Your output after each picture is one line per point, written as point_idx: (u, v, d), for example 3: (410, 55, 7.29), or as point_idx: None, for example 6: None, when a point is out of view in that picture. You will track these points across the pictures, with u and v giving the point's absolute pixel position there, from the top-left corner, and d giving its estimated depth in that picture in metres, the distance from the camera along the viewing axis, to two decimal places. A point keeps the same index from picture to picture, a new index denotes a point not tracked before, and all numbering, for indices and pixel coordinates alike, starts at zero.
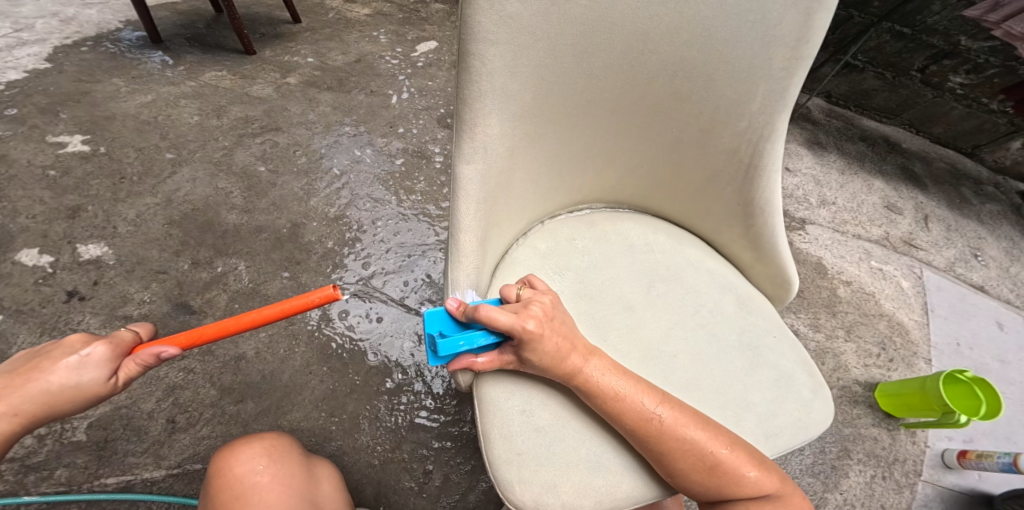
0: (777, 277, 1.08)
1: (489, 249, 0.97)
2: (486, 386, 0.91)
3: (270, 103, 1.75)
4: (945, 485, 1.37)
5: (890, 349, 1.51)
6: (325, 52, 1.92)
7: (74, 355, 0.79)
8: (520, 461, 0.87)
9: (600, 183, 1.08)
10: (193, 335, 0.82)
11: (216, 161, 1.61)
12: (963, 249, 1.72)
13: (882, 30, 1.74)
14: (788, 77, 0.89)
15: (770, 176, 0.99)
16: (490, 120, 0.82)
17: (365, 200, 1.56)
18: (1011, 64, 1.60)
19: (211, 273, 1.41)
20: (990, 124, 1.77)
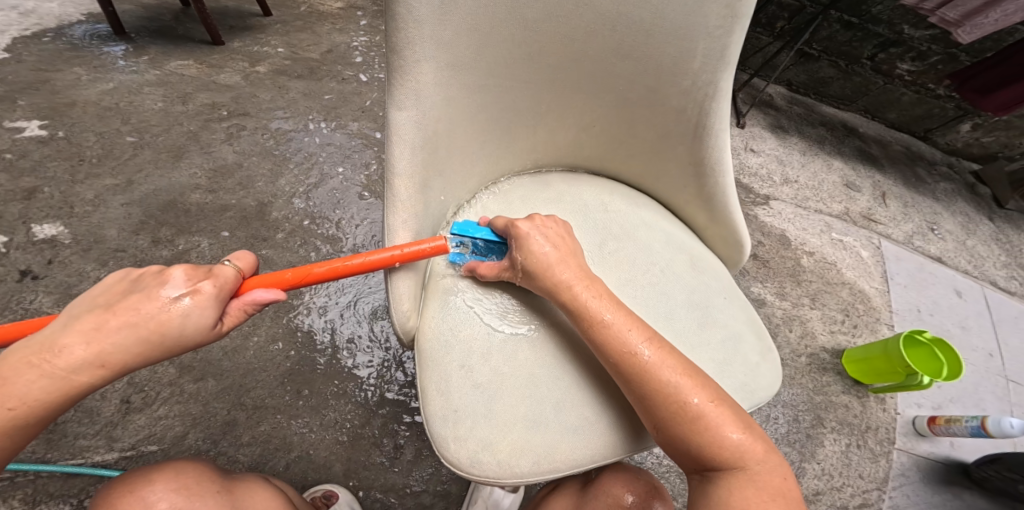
0: (729, 239, 0.98)
1: (434, 205, 0.87)
2: (425, 340, 0.86)
3: (238, 90, 1.73)
4: (920, 453, 1.40)
5: (853, 316, 1.55)
6: (297, 43, 1.92)
7: (174, 293, 0.67)
8: (455, 418, 0.80)
9: (552, 146, 0.98)
10: (301, 273, 0.75)
11: (181, 144, 1.58)
12: (920, 223, 1.79)
13: (833, 20, 1.79)
14: (727, 35, 0.80)
15: (720, 136, 0.88)
16: (422, 66, 0.73)
17: (335, 179, 1.54)
18: (953, 51, 1.69)
19: (172, 250, 1.36)
20: (938, 109, 1.89)
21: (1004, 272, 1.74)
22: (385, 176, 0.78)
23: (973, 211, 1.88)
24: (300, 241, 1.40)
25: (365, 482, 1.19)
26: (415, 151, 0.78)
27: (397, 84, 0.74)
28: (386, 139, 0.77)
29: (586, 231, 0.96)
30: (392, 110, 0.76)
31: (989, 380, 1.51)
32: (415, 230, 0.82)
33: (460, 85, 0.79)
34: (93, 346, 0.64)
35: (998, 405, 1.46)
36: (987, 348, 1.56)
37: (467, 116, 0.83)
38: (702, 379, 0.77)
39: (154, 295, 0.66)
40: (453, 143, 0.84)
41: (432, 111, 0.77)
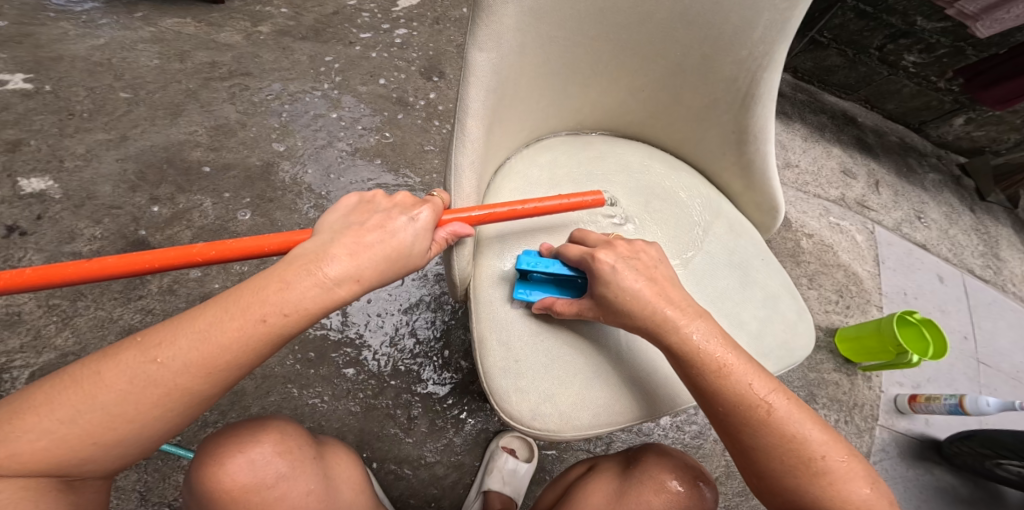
0: (763, 203, 0.99)
1: (489, 155, 0.85)
2: (481, 289, 0.85)
3: (239, 50, 1.68)
4: (898, 430, 1.44)
5: (846, 297, 1.59)
6: (300, 3, 1.86)
7: (405, 217, 0.71)
8: (517, 370, 0.81)
9: (599, 108, 0.97)
10: (485, 214, 0.78)
11: (179, 102, 1.53)
12: (909, 212, 1.87)
13: (848, 9, 1.83)
14: (792, 8, 0.80)
15: (767, 107, 0.89)
16: (506, 8, 0.70)
17: (343, 141, 1.56)
18: (960, 45, 1.75)
19: (172, 209, 1.36)
20: (935, 102, 1.95)
21: (982, 260, 1.83)
22: (455, 116, 0.76)
23: (957, 202, 1.98)
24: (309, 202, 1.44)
25: (378, 453, 1.18)
26: (487, 95, 0.76)
27: (479, 22, 0.71)
28: (460, 79, 0.74)
29: (631, 191, 0.96)
30: (470, 49, 0.73)
31: (963, 362, 1.56)
32: (477, 175, 0.80)
33: (535, 33, 0.76)
34: (355, 258, 0.66)
35: (967, 385, 1.53)
36: (963, 330, 1.62)
37: (534, 66, 0.80)
38: (814, 418, 0.72)
39: (392, 219, 0.71)
40: (517, 94, 0.82)
41: (507, 56, 0.75)
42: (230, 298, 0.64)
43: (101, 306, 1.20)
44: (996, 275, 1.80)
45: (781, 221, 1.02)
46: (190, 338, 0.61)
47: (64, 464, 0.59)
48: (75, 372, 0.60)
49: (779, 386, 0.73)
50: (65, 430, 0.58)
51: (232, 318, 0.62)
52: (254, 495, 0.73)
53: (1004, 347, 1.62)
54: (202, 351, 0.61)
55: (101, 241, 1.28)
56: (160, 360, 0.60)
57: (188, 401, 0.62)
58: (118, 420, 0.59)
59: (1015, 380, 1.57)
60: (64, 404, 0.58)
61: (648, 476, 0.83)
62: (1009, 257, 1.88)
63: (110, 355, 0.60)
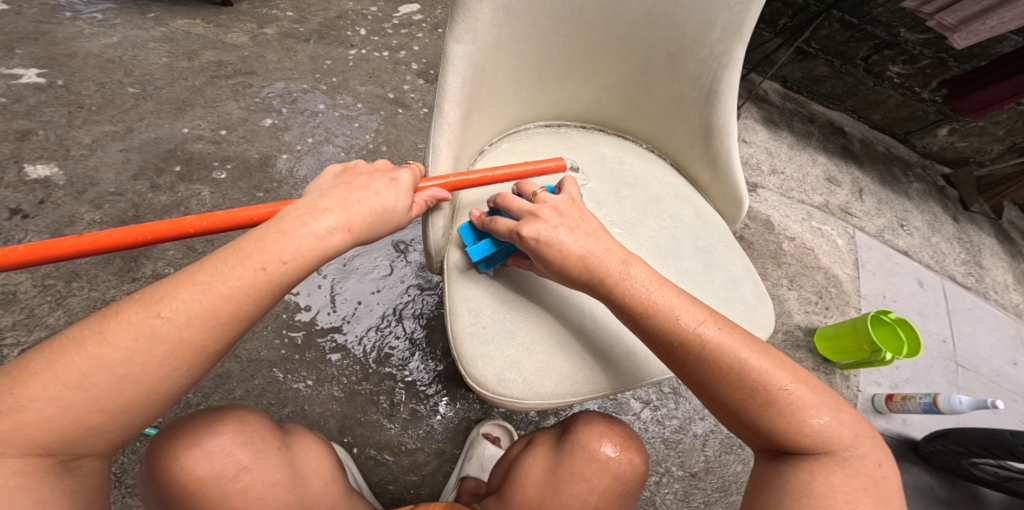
0: (729, 195, 1.06)
1: (468, 140, 0.92)
2: (454, 259, 0.91)
3: (245, 50, 1.75)
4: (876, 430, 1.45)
5: (826, 298, 1.62)
6: (306, 7, 1.93)
7: (386, 179, 0.78)
8: (484, 336, 0.86)
9: (576, 102, 1.04)
10: (461, 180, 0.84)
11: (185, 98, 1.59)
12: (891, 219, 1.91)
13: (833, 20, 1.89)
14: (746, 11, 0.87)
15: (730, 102, 0.96)
16: (482, 5, 0.77)
17: (340, 138, 1.62)
18: (942, 56, 1.81)
19: (171, 197, 1.41)
20: (921, 112, 2.01)
21: (964, 268, 1.86)
22: (434, 101, 0.82)
23: (941, 211, 2.02)
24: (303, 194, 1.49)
25: (359, 438, 1.21)
26: (464, 84, 0.82)
27: (458, 15, 0.77)
28: (441, 69, 0.80)
29: (603, 177, 1.01)
30: (449, 42, 0.79)
31: (941, 364, 1.59)
32: (454, 155, 0.86)
33: (512, 29, 0.83)
34: (348, 212, 0.73)
35: (945, 386, 1.55)
36: (941, 334, 1.64)
37: (511, 60, 0.87)
38: (778, 357, 0.75)
39: (376, 181, 0.77)
40: (494, 85, 0.89)
41: (484, 49, 0.81)
42: (225, 254, 0.68)
43: (96, 287, 1.25)
44: (978, 282, 1.84)
45: (747, 212, 1.09)
46: (190, 292, 0.65)
47: (72, 434, 0.62)
48: (76, 335, 0.63)
49: (735, 331, 0.76)
50: (70, 396, 0.61)
51: (233, 268, 0.67)
52: (213, 485, 0.75)
53: (983, 351, 1.65)
54: (204, 303, 0.65)
55: (100, 225, 1.33)
56: (163, 315, 0.64)
57: (192, 355, 0.65)
58: (124, 382, 0.63)
59: (993, 383, 1.59)
60: (69, 369, 0.61)
61: (582, 447, 0.89)
62: (992, 265, 1.92)
63: (109, 316, 0.64)
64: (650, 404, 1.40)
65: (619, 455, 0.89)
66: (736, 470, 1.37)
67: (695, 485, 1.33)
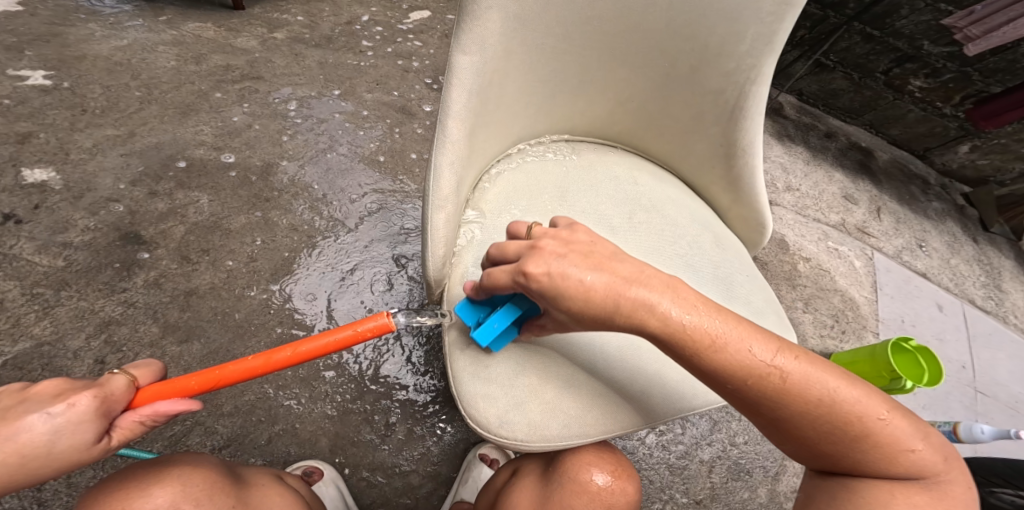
0: (751, 219, 1.04)
1: (473, 157, 0.88)
2: (457, 287, 0.88)
3: (254, 55, 1.73)
4: None
5: (842, 321, 1.56)
6: (317, 13, 1.91)
7: (45, 411, 0.57)
8: (486, 376, 0.83)
9: (589, 117, 1.01)
10: (210, 377, 0.68)
11: (190, 102, 1.57)
12: (910, 239, 1.85)
13: (854, 32, 1.88)
14: (778, 22, 0.84)
15: (755, 120, 0.93)
16: (492, 13, 0.72)
17: (345, 146, 1.59)
18: (967, 70, 1.77)
19: (169, 204, 1.38)
20: (941, 128, 1.96)
21: (983, 291, 1.80)
22: (437, 116, 0.78)
23: (960, 231, 1.96)
24: (302, 203, 1.45)
25: (352, 459, 1.17)
26: (471, 98, 0.78)
27: (465, 24, 0.73)
28: (445, 81, 0.76)
29: (617, 199, 0.98)
30: (455, 52, 0.75)
31: (960, 390, 1.52)
32: (457, 174, 0.83)
33: (524, 39, 0.79)
34: (61, 402, 0.58)
35: (964, 412, 1.47)
36: (961, 360, 1.58)
37: (520, 73, 0.83)
38: (818, 359, 0.70)
39: (64, 412, 0.57)
40: (503, 99, 0.85)
41: (493, 59, 0.77)
42: None
43: (86, 297, 1.21)
44: (998, 306, 1.77)
45: (769, 236, 1.06)
46: None
47: None
48: None
49: (811, 356, 0.70)
50: None
51: None
52: None
53: (1004, 377, 1.58)
54: None
55: (93, 232, 1.30)
56: None
57: None
58: None
59: (1013, 409, 1.52)
60: None
61: (571, 479, 0.86)
62: (1012, 289, 1.85)
63: None
64: (657, 428, 1.34)
65: (609, 484, 0.86)
66: (744, 498, 1.31)
67: None
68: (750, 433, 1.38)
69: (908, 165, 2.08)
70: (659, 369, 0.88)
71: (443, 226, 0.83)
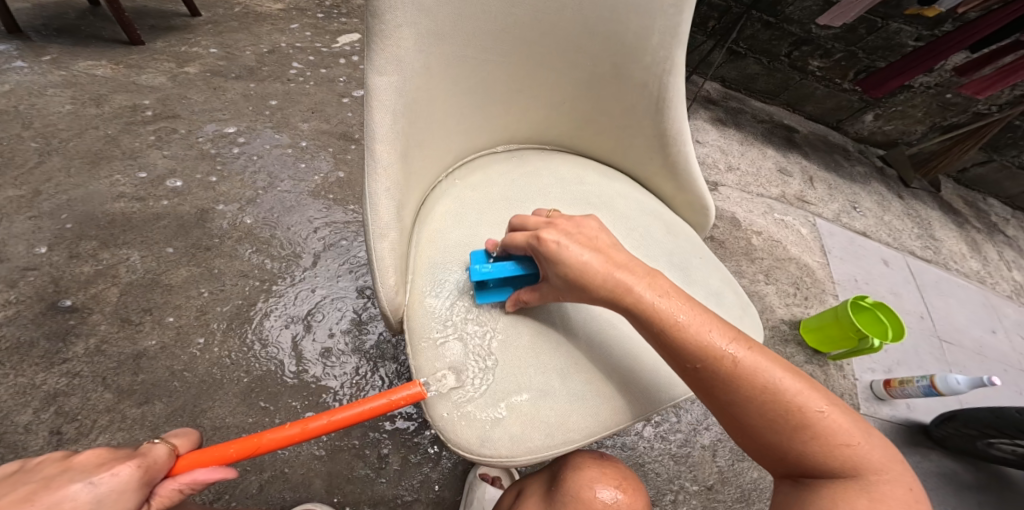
0: (694, 203, 1.04)
1: (413, 181, 0.86)
2: (416, 315, 0.85)
3: (164, 92, 1.63)
4: (883, 417, 1.40)
5: (803, 288, 1.63)
6: (232, 43, 1.87)
7: (87, 481, 0.57)
8: (458, 397, 0.80)
9: (525, 128, 1.01)
10: (248, 445, 0.67)
11: (98, 150, 1.43)
12: (844, 203, 1.97)
13: (754, 20, 2.02)
14: (679, 14, 0.87)
15: (680, 108, 0.95)
16: (400, 30, 0.73)
17: (287, 182, 1.49)
18: (852, 49, 1.97)
19: (96, 266, 1.24)
20: (846, 102, 2.16)
21: (920, 242, 1.94)
22: (365, 142, 0.77)
23: (885, 190, 2.11)
24: (249, 246, 1.35)
25: (350, 498, 1.08)
26: (395, 119, 0.77)
27: (374, 47, 0.73)
28: (365, 104, 0.75)
29: (565, 202, 0.98)
30: (370, 73, 0.75)
31: (926, 342, 1.60)
32: (397, 200, 0.81)
33: (440, 52, 0.79)
34: (106, 470, 0.59)
35: (937, 364, 1.55)
36: (919, 311, 1.68)
37: (443, 87, 0.83)
38: (761, 349, 0.74)
39: (105, 479, 0.58)
40: (433, 117, 0.84)
41: (411, 77, 0.77)
42: None
43: (23, 373, 1.09)
44: (936, 254, 1.91)
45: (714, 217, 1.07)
46: None
47: None
48: None
49: (762, 350, 0.74)
50: None
51: None
52: None
53: (961, 324, 1.68)
54: None
55: (15, 305, 1.16)
56: None
57: None
58: None
59: (980, 355, 1.62)
60: None
61: (578, 497, 0.82)
62: (943, 236, 2.01)
63: None
64: (653, 420, 1.34)
65: (618, 498, 0.83)
66: (754, 477, 1.32)
67: (714, 499, 1.27)
68: None
69: (828, 137, 2.24)
70: (635, 368, 0.86)
71: (390, 255, 0.79)
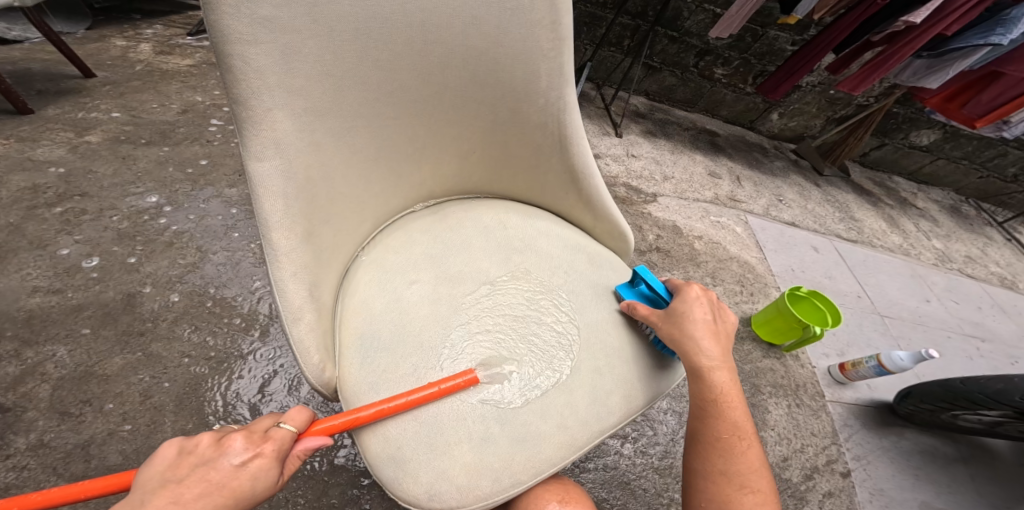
0: (613, 232, 1.10)
1: (326, 255, 0.89)
2: (348, 387, 0.88)
3: (68, 166, 1.52)
4: (848, 401, 1.49)
5: (747, 285, 1.71)
6: (136, 105, 1.82)
7: (236, 465, 0.69)
8: (400, 457, 0.82)
9: (439, 178, 1.04)
10: (350, 420, 0.81)
11: (2, 243, 1.31)
12: (770, 198, 2.10)
13: (661, 36, 2.14)
14: (559, 55, 0.93)
15: (579, 143, 1.01)
16: (274, 115, 0.77)
17: (221, 254, 1.42)
18: (745, 56, 2.16)
19: (21, 365, 1.14)
20: (752, 104, 2.35)
21: (843, 224, 2.09)
22: (263, 231, 0.81)
23: (804, 180, 2.27)
24: (189, 326, 1.27)
25: None
26: (288, 200, 0.81)
27: (251, 136, 0.77)
28: (253, 194, 0.80)
29: (488, 248, 1.01)
30: (252, 162, 0.79)
31: (869, 319, 1.71)
32: (307, 282, 0.85)
33: (326, 129, 0.83)
34: (253, 452, 0.71)
35: (884, 340, 1.67)
36: (855, 291, 1.80)
37: (338, 159, 0.86)
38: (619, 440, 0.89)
39: (248, 464, 0.70)
40: (333, 190, 0.88)
41: (297, 157, 0.81)
42: None
43: None
44: (860, 234, 2.07)
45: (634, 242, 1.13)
46: None
47: None
48: None
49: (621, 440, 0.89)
50: None
51: None
52: None
53: (894, 297, 1.82)
54: None
55: None
56: None
57: None
58: None
59: (920, 324, 1.76)
60: None
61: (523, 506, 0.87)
62: (862, 216, 2.18)
63: None
64: (630, 436, 1.35)
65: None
66: None
67: None
68: None
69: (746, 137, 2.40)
70: (571, 400, 0.90)
71: (308, 336, 0.83)
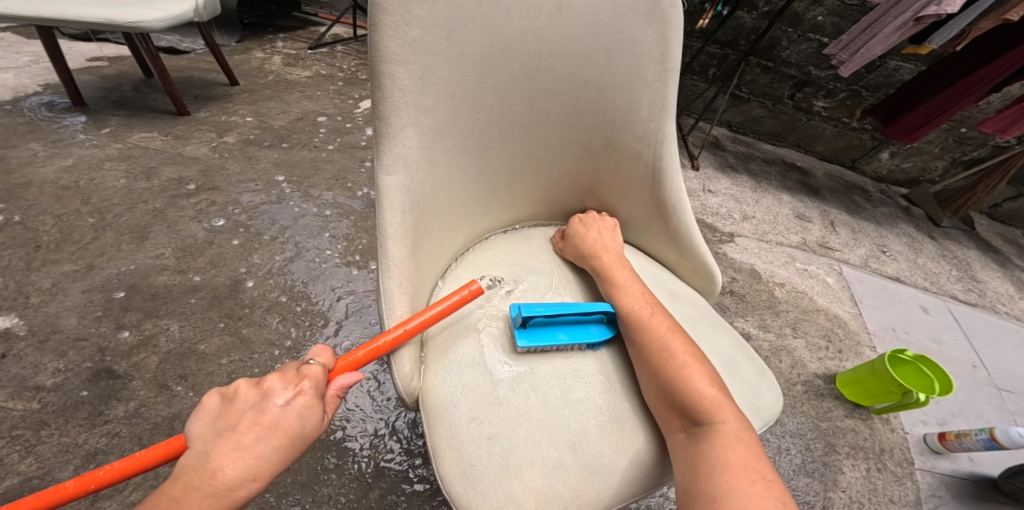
0: (700, 270, 1.08)
1: (423, 267, 0.94)
2: (429, 398, 0.88)
3: (205, 163, 1.78)
4: (943, 472, 1.31)
5: (835, 341, 1.56)
6: (264, 111, 2.07)
7: (279, 402, 0.73)
8: (472, 474, 0.81)
9: (529, 201, 1.08)
10: (369, 350, 0.83)
11: (145, 223, 1.55)
12: (871, 247, 1.91)
13: (753, 66, 2.13)
14: (663, 88, 0.95)
15: (673, 177, 1.01)
16: (407, 132, 0.83)
17: (312, 252, 1.57)
18: (855, 88, 2.04)
19: (139, 335, 1.33)
20: (857, 140, 2.20)
21: (961, 285, 1.84)
22: (378, 240, 0.86)
23: (914, 230, 2.05)
24: (277, 316, 1.42)
25: None
26: (404, 213, 0.87)
27: (385, 150, 0.84)
28: (377, 204, 0.85)
29: (571, 275, 1.03)
30: (382, 174, 0.85)
31: (983, 392, 1.49)
32: (408, 292, 0.89)
33: (445, 148, 0.89)
34: (293, 391, 0.74)
35: (998, 415, 1.44)
36: (970, 360, 1.57)
37: (449, 176, 0.92)
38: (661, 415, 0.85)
39: (289, 399, 0.73)
40: (438, 203, 0.93)
41: (419, 174, 0.87)
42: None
43: (67, 432, 1.17)
44: (982, 297, 1.81)
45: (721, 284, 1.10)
46: None
47: None
48: None
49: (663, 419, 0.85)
50: None
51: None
52: None
53: (1018, 368, 1.57)
54: None
55: (66, 372, 1.24)
56: None
57: None
58: None
59: None
60: None
61: None
62: (986, 277, 1.90)
63: None
64: None
65: None
66: None
67: None
68: (779, 468, 1.26)
69: (845, 176, 2.27)
70: (648, 436, 0.86)
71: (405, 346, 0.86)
